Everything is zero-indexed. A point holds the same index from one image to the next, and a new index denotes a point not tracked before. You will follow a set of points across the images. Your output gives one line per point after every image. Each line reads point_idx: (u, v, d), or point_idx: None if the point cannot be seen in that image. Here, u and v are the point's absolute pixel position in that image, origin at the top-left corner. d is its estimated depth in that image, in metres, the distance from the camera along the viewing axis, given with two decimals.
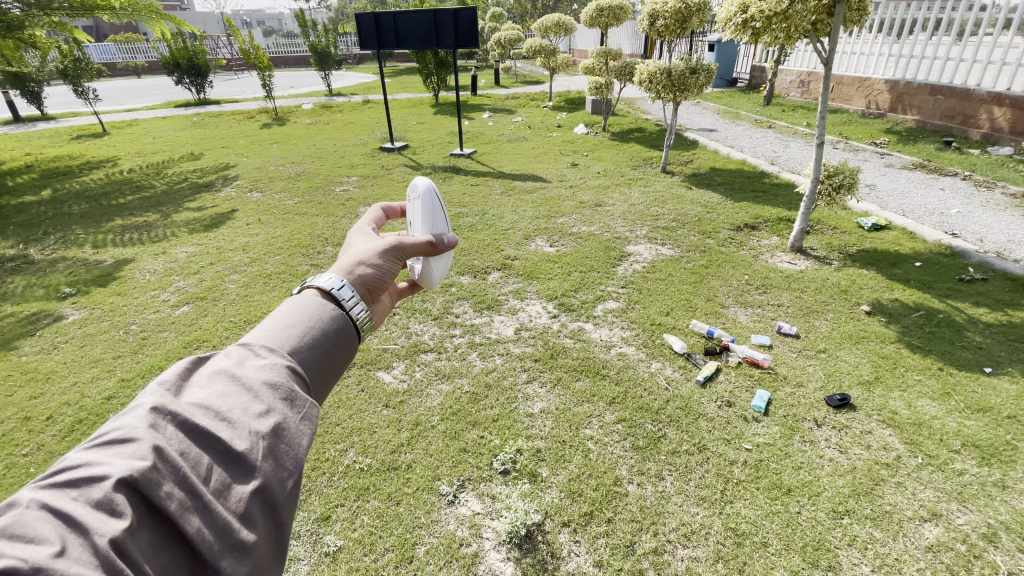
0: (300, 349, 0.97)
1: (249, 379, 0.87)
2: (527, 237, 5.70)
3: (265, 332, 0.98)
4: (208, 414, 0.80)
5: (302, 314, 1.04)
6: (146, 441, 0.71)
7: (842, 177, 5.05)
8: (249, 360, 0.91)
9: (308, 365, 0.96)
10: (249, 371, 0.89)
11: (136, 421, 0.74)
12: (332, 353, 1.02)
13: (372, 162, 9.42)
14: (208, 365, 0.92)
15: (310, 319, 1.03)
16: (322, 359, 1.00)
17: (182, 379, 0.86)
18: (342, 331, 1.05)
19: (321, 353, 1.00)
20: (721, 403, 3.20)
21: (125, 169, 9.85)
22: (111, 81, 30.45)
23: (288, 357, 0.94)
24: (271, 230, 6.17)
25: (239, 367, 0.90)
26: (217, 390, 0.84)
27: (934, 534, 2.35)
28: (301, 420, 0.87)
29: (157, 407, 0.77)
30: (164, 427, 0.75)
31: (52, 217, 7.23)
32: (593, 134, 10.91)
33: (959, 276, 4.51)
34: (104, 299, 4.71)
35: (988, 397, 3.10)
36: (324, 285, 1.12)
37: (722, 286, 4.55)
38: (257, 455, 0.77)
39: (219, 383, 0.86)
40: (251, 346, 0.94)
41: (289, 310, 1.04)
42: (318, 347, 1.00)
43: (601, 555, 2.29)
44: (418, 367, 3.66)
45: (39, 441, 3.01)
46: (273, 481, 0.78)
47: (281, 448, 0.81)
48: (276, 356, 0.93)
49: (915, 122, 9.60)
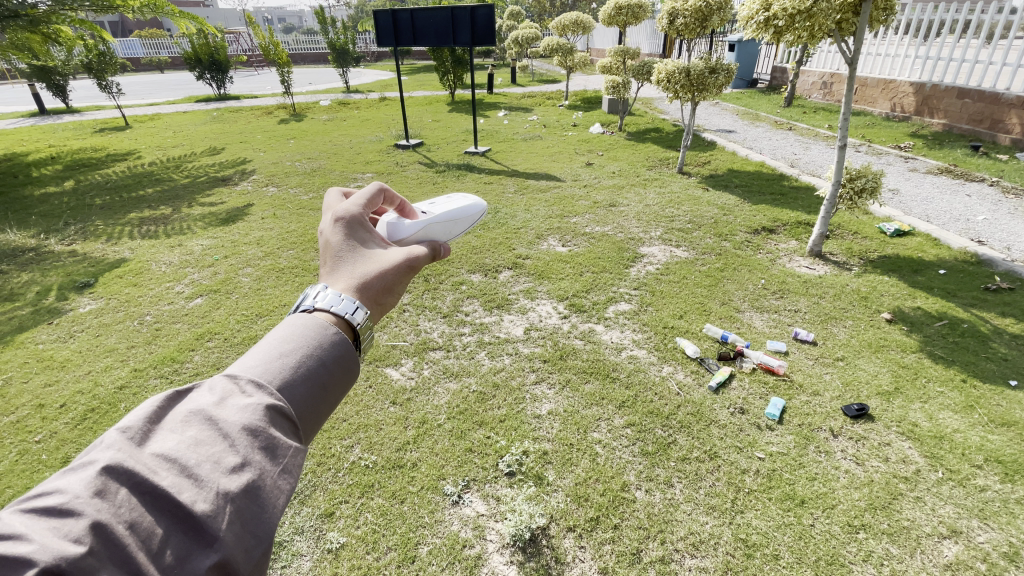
0: (290, 382, 0.88)
1: (226, 425, 0.80)
2: (539, 237, 5.66)
3: (255, 363, 0.90)
4: (173, 469, 0.73)
5: (300, 339, 0.94)
6: (88, 515, 0.63)
7: (865, 180, 4.90)
8: (230, 402, 0.83)
9: (300, 401, 0.87)
10: (228, 418, 0.81)
11: (83, 483, 0.66)
12: (328, 384, 0.92)
13: (387, 158, 9.45)
14: (187, 403, 0.84)
15: (308, 346, 0.93)
16: (317, 392, 0.90)
17: (151, 423, 0.79)
18: (344, 361, 0.94)
19: (316, 385, 0.90)
20: (734, 410, 3.13)
21: (145, 162, 10.03)
22: (135, 74, 31.11)
23: (276, 395, 0.85)
24: (285, 224, 6.22)
25: (218, 409, 0.82)
26: (189, 441, 0.77)
27: (953, 552, 2.25)
28: (281, 474, 0.78)
29: (111, 466, 0.69)
30: (114, 491, 0.68)
31: (73, 209, 7.38)
32: (609, 133, 10.81)
33: (985, 285, 4.36)
34: (120, 290, 4.78)
35: (1013, 412, 2.98)
36: (337, 311, 1.00)
37: (738, 290, 4.46)
38: (220, 523, 0.69)
39: (192, 430, 0.79)
40: (238, 380, 0.87)
41: (287, 333, 0.94)
42: (313, 378, 0.90)
43: (606, 562, 2.25)
44: (426, 364, 3.64)
45: (51, 428, 3.06)
46: (237, 551, 0.69)
47: (250, 512, 0.73)
48: (262, 395, 0.85)
49: (941, 126, 9.33)
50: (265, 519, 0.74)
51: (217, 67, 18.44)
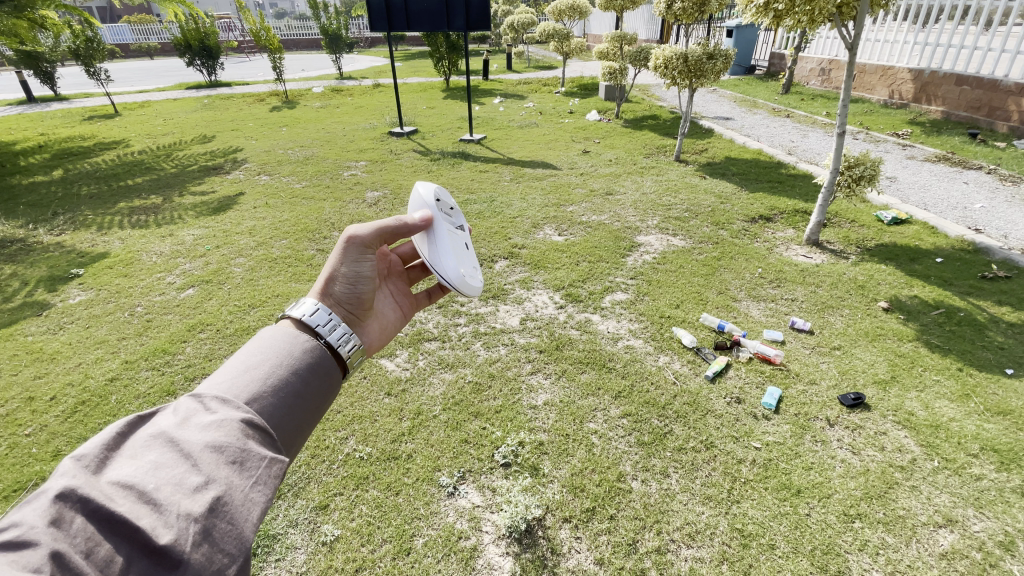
0: (260, 397, 0.99)
1: (187, 446, 0.86)
2: (535, 226, 5.59)
3: (221, 382, 1.00)
4: (131, 494, 0.77)
5: (267, 356, 1.07)
6: (45, 545, 0.66)
7: (863, 168, 4.86)
8: (191, 422, 0.90)
9: (269, 413, 0.98)
10: (190, 437, 0.88)
11: (36, 513, 0.69)
12: (300, 393, 1.06)
13: (381, 146, 9.32)
14: (147, 429, 0.91)
15: (277, 360, 1.07)
16: (288, 404, 1.02)
17: (108, 452, 0.85)
18: (314, 369, 1.11)
19: (288, 396, 1.03)
20: (731, 399, 3.11)
21: (136, 150, 9.87)
22: (123, 62, 30.65)
23: (243, 409, 0.95)
24: (278, 214, 6.13)
25: (180, 429, 0.89)
26: (149, 465, 0.82)
27: (949, 541, 2.25)
28: (250, 488, 0.84)
29: (64, 493, 0.73)
30: (70, 520, 0.72)
31: (62, 198, 7.25)
32: (606, 120, 10.70)
33: (981, 273, 4.35)
34: (111, 281, 4.71)
35: (1009, 400, 2.99)
36: (300, 314, 1.22)
37: (735, 279, 4.42)
38: (185, 544, 0.73)
39: (153, 454, 0.84)
40: (201, 401, 0.95)
41: (254, 351, 1.08)
42: (283, 391, 1.03)
43: (602, 553, 2.25)
44: (421, 356, 3.59)
45: (41, 422, 3.02)
46: (207, 569, 0.73)
47: (219, 528, 0.78)
48: (228, 411, 0.93)
49: (939, 113, 9.28)
50: (236, 534, 0.80)
51: (207, 53, 18.10)
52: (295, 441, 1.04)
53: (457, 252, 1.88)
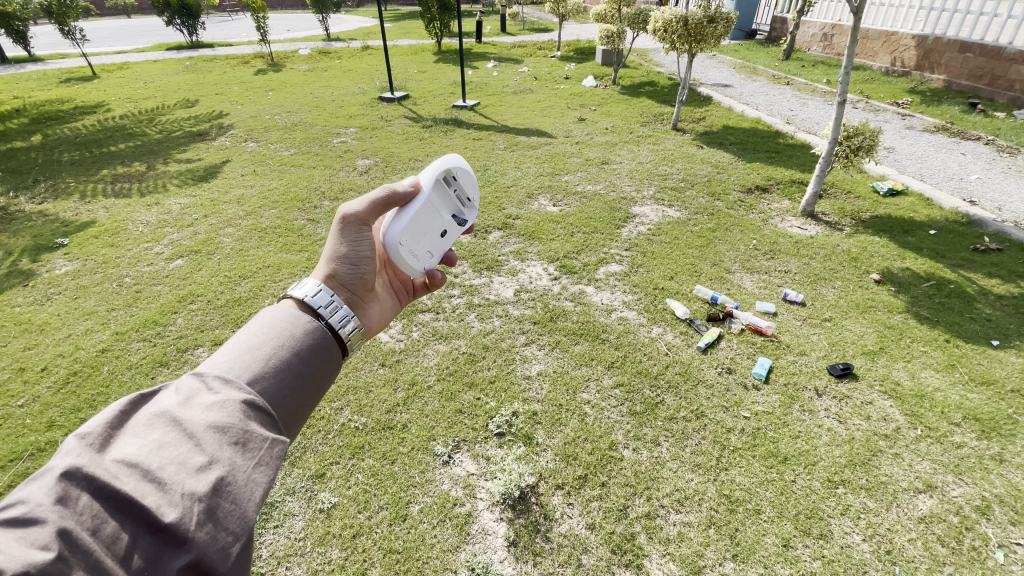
0: (261, 377, 0.97)
1: (191, 425, 0.85)
2: (530, 196, 5.51)
3: (223, 361, 0.98)
4: (136, 473, 0.77)
5: (268, 335, 1.06)
6: (52, 523, 0.68)
7: (862, 138, 4.80)
8: (193, 402, 0.89)
9: (271, 392, 0.97)
10: (192, 418, 0.86)
11: (43, 491, 0.71)
12: (302, 374, 1.05)
13: (372, 112, 9.07)
14: (150, 405, 0.90)
15: (279, 340, 1.06)
16: (289, 384, 1.01)
17: (113, 429, 0.84)
18: (316, 349, 1.09)
19: (290, 376, 1.02)
20: (722, 369, 3.15)
21: (117, 115, 9.53)
22: (99, 20, 29.26)
23: (245, 389, 0.94)
24: (266, 182, 5.99)
25: (183, 409, 0.88)
26: (153, 444, 0.82)
27: (927, 505, 2.33)
28: (254, 468, 0.84)
29: (70, 472, 0.74)
30: (76, 497, 0.72)
31: (42, 165, 7.03)
32: (603, 87, 10.43)
33: (973, 246, 4.37)
34: (97, 251, 4.62)
35: (993, 370, 3.05)
36: (302, 294, 1.20)
37: (729, 250, 4.42)
38: (189, 524, 0.74)
39: (156, 433, 0.84)
40: (204, 379, 0.94)
41: (256, 330, 1.05)
42: (284, 371, 1.01)
43: (593, 518, 2.32)
44: (415, 327, 3.58)
45: (34, 392, 3.01)
46: (211, 549, 0.74)
47: (223, 508, 0.78)
48: (230, 391, 0.92)
49: (940, 82, 9.13)
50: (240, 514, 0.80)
51: (187, 12, 17.31)
52: (297, 420, 1.04)
53: (421, 229, 1.80)
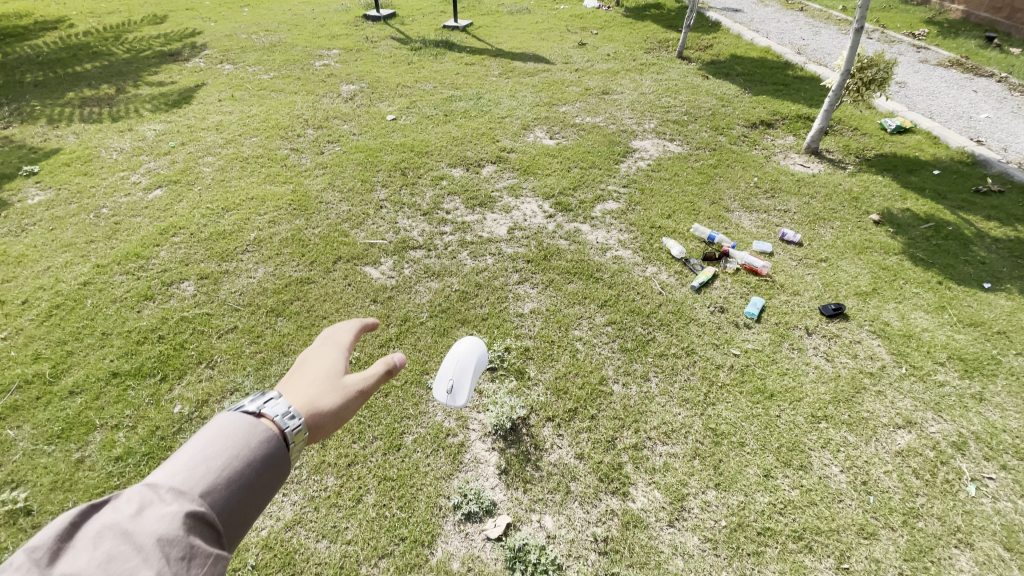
0: (231, 480, 0.73)
1: (141, 544, 0.62)
2: (525, 127, 5.25)
3: (182, 457, 0.73)
4: None
5: (242, 426, 0.81)
6: None
7: (875, 71, 4.55)
8: (148, 512, 0.66)
9: (239, 506, 0.72)
10: (144, 529, 0.64)
11: None
12: (274, 477, 0.78)
13: (356, 32, 8.43)
14: (94, 517, 0.67)
15: (251, 430, 0.80)
16: (262, 486, 0.76)
17: (48, 551, 0.62)
18: (275, 459, 0.79)
19: (261, 479, 0.76)
20: (715, 308, 3.15)
21: (79, 30, 8.79)
22: None
23: (209, 494, 0.69)
24: (245, 108, 5.64)
25: (134, 522, 0.65)
26: (94, 564, 0.59)
27: (905, 440, 2.42)
28: None
29: None
30: None
31: (2, 86, 6.55)
32: (605, 9, 9.71)
33: (975, 187, 4.28)
34: (70, 180, 4.40)
35: (982, 312, 3.08)
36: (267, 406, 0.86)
37: (729, 188, 4.29)
38: None
39: (98, 554, 0.61)
40: (157, 485, 0.70)
41: (226, 423, 0.81)
42: (257, 474, 0.76)
43: (582, 448, 2.38)
44: (406, 263, 3.49)
45: (17, 325, 2.95)
46: None
47: None
48: (189, 500, 0.68)
49: (960, 12, 8.60)
50: None
51: None
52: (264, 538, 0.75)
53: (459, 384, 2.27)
